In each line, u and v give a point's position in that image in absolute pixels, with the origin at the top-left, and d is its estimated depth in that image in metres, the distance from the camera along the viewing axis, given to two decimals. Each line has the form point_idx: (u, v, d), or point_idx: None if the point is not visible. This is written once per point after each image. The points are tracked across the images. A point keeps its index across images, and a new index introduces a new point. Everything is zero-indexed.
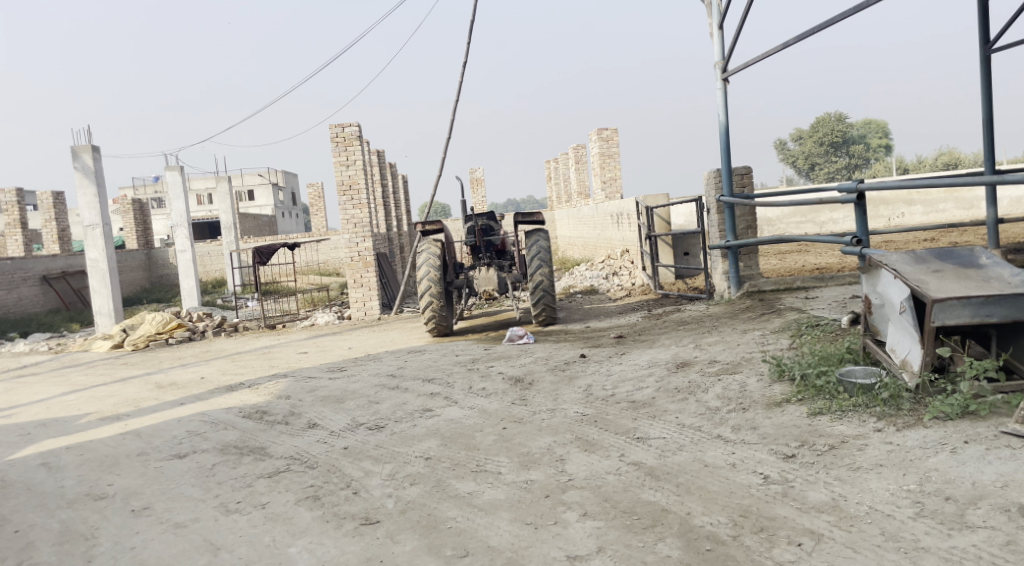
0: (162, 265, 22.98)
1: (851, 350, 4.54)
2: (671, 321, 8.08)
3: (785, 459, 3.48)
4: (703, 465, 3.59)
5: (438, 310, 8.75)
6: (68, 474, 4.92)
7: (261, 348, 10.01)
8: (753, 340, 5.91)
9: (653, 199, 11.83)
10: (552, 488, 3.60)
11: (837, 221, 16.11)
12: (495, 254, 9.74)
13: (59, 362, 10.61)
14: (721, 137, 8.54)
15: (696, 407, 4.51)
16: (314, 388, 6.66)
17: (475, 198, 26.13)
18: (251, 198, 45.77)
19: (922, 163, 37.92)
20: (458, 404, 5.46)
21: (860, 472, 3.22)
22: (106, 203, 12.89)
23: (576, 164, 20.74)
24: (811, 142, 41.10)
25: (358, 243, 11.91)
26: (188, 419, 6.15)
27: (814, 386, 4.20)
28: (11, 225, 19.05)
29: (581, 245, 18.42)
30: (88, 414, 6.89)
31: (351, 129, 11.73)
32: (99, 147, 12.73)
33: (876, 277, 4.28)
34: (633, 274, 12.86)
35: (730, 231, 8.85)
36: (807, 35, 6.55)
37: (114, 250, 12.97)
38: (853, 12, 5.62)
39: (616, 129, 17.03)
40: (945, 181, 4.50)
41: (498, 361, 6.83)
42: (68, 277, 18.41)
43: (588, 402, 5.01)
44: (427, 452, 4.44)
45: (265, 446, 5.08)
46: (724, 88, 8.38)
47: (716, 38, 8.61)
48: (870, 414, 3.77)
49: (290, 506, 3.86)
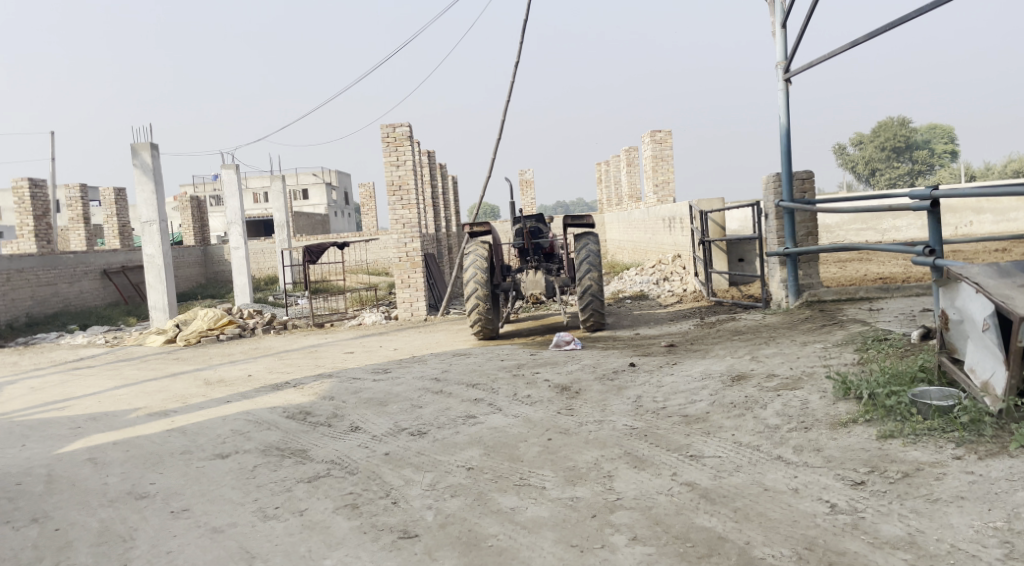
0: (217, 262, 23.41)
1: (924, 369, 4.25)
2: (725, 330, 7.79)
3: (853, 487, 3.22)
4: (763, 488, 3.35)
5: (484, 313, 8.61)
6: (112, 470, 4.91)
7: (308, 347, 10.02)
8: (813, 353, 5.62)
9: (706, 204, 11.51)
10: (599, 507, 3.41)
11: (899, 229, 15.50)
12: (543, 258, 9.55)
13: (113, 356, 10.81)
14: (782, 140, 8.21)
15: (754, 424, 4.26)
16: (358, 390, 6.58)
17: (525, 200, 26.01)
18: (305, 197, 46.48)
19: (989, 169, 36.54)
20: (503, 411, 5.30)
21: (939, 505, 2.95)
22: (163, 200, 13.11)
23: (628, 166, 20.41)
24: (872, 147, 40.08)
25: (407, 243, 11.85)
26: (233, 417, 6.12)
27: (883, 406, 3.93)
28: (75, 220, 19.60)
29: (631, 249, 18.12)
30: (137, 409, 6.94)
31: (402, 130, 11.70)
32: (158, 145, 12.94)
33: (955, 291, 3.98)
34: (685, 280, 12.54)
35: (789, 237, 8.52)
36: (871, 36, 6.23)
37: (170, 246, 13.19)
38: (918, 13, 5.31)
39: (669, 131, 16.67)
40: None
41: (544, 367, 6.66)
42: (127, 272, 18.86)
43: (639, 415, 4.80)
44: (469, 463, 4.28)
45: (306, 449, 5.00)
46: (786, 88, 8.06)
47: (779, 37, 8.28)
48: (947, 439, 3.50)
49: (328, 514, 3.75)
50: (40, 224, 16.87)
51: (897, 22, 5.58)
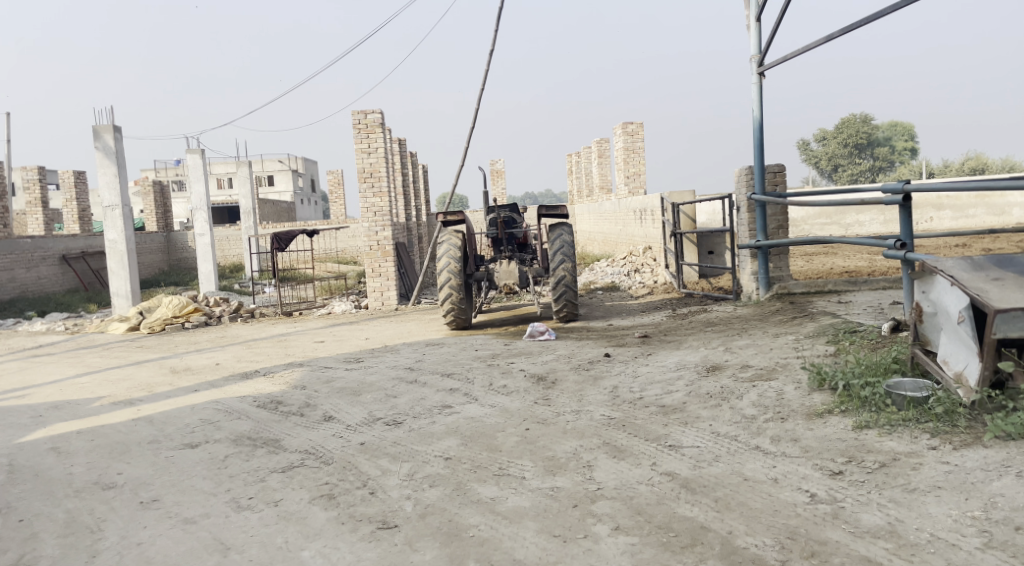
0: (180, 248, 22.96)
1: (897, 360, 4.31)
2: (698, 321, 7.85)
3: (831, 477, 3.26)
4: (743, 478, 3.37)
5: (457, 303, 8.55)
6: (77, 460, 4.78)
7: (277, 336, 9.88)
8: (786, 345, 5.69)
9: (678, 196, 11.57)
10: (580, 497, 3.40)
11: (863, 224, 15.78)
12: (516, 248, 9.53)
13: (74, 343, 10.54)
14: (755, 133, 8.27)
15: (731, 414, 4.28)
16: (330, 379, 6.49)
17: (494, 190, 25.93)
18: (270, 183, 45.84)
19: (947, 167, 37.36)
20: (479, 401, 5.27)
21: (917, 495, 3.00)
22: (126, 184, 12.78)
23: (599, 158, 20.45)
24: (835, 143, 40.69)
25: (378, 232, 11.72)
26: (202, 406, 6.00)
27: (858, 397, 3.98)
28: (32, 203, 19.05)
29: (601, 240, 18.18)
30: (100, 398, 6.76)
31: (373, 116, 11.55)
32: (121, 127, 12.59)
33: (929, 283, 4.04)
34: (656, 272, 12.62)
35: (761, 230, 8.58)
36: (838, 34, 6.30)
37: (133, 232, 12.88)
38: (886, 12, 5.37)
39: (640, 123, 16.71)
40: (1003, 182, 4.23)
41: (519, 357, 6.63)
42: (87, 258, 18.40)
43: (615, 405, 4.80)
44: (447, 452, 4.25)
45: (279, 439, 4.92)
46: (760, 82, 8.11)
47: (753, 30, 8.33)
48: (922, 430, 3.56)
49: (304, 504, 3.69)
50: None
51: (863, 21, 5.66)
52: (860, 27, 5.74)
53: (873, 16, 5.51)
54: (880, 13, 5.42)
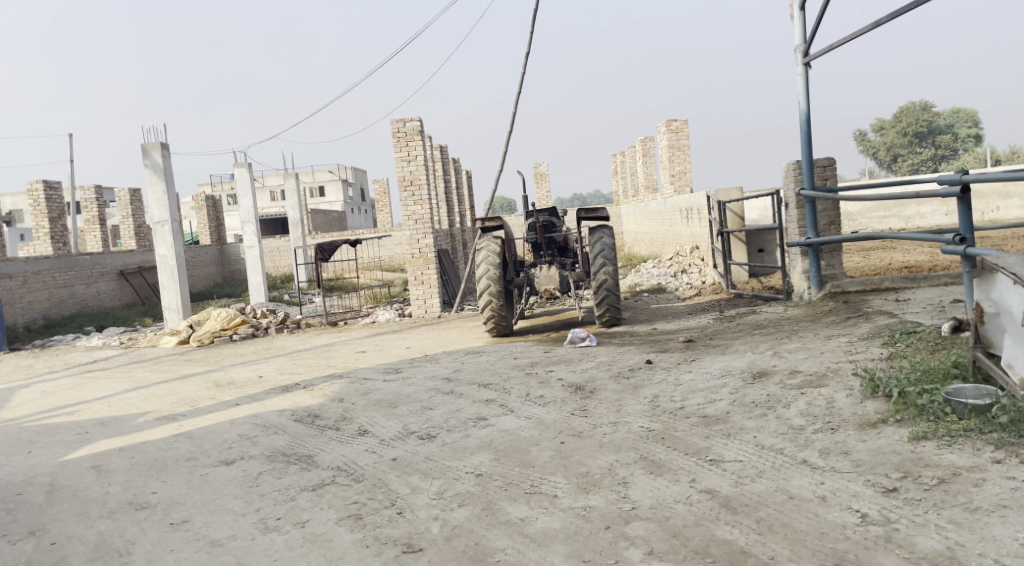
0: (233, 261, 23.42)
1: (958, 365, 4.01)
2: (746, 323, 7.56)
3: (883, 494, 3.01)
4: (788, 497, 3.14)
5: (498, 310, 8.43)
6: (115, 478, 4.80)
7: (321, 346, 9.90)
8: (838, 348, 5.40)
9: (724, 194, 11.24)
10: (613, 518, 3.22)
11: (923, 216, 15.13)
12: (557, 252, 9.36)
13: (127, 358, 10.75)
14: (802, 127, 7.95)
15: (777, 425, 4.04)
16: (368, 391, 6.42)
17: (540, 193, 25.79)
18: (322, 194, 46.59)
19: (1015, 153, 35.76)
20: (515, 413, 5.12)
21: (979, 514, 2.75)
22: (174, 200, 13.04)
23: (644, 157, 20.12)
24: (893, 133, 39.35)
25: (419, 239, 11.68)
26: (241, 421, 6.00)
27: (914, 405, 3.72)
28: (91, 221, 19.64)
29: (648, 241, 17.85)
30: (145, 413, 6.83)
31: (412, 124, 11.53)
32: (168, 145, 12.89)
33: (990, 282, 3.76)
34: (704, 272, 12.29)
35: (811, 227, 8.25)
36: (887, 19, 5.94)
37: (182, 247, 13.12)
38: None
39: (685, 120, 16.35)
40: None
41: (558, 365, 6.46)
42: (143, 273, 18.88)
43: (655, 416, 4.60)
44: (479, 468, 4.11)
45: (312, 454, 4.86)
46: (805, 73, 7.79)
47: (797, 20, 8.01)
48: (985, 441, 3.29)
49: (330, 525, 3.60)
50: (55, 226, 16.90)
51: (912, 4, 5.32)
52: (911, 11, 5.40)
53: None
54: None
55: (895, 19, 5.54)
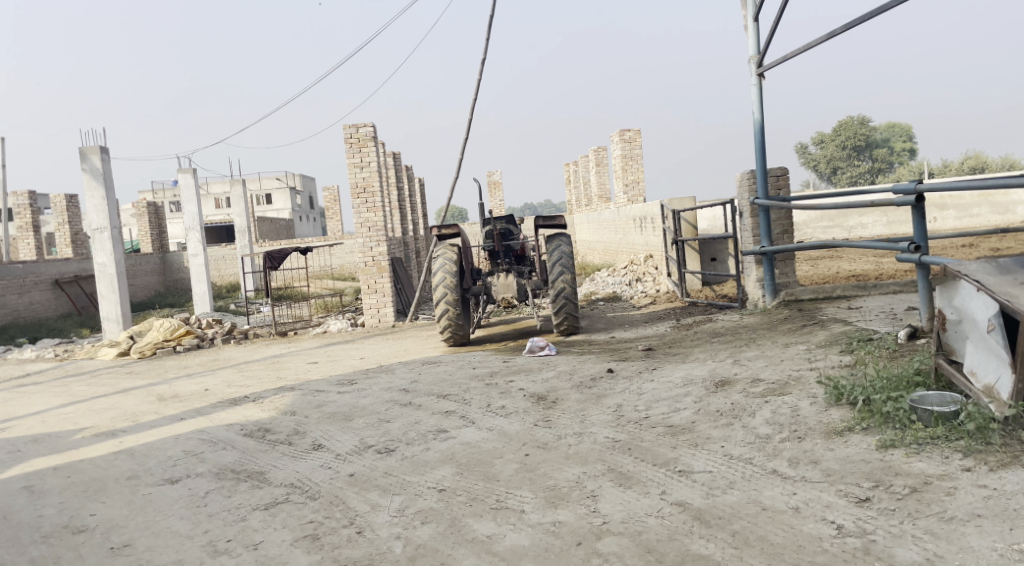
0: (176, 269, 22.71)
1: (920, 372, 4.02)
2: (704, 332, 7.56)
3: (857, 504, 2.98)
4: (761, 508, 3.08)
5: (455, 319, 8.28)
6: (50, 500, 4.50)
7: (270, 358, 9.60)
8: (797, 356, 5.41)
9: (678, 203, 11.31)
10: (584, 533, 3.12)
11: (866, 226, 15.51)
12: (514, 260, 9.26)
13: (62, 371, 10.26)
14: (757, 136, 8.03)
15: (744, 434, 4.00)
16: (321, 404, 6.20)
17: (492, 202, 25.71)
18: (268, 202, 45.68)
19: (946, 167, 37.11)
20: (476, 424, 4.98)
21: (955, 525, 2.74)
22: (114, 206, 12.53)
23: (597, 166, 20.20)
24: (833, 146, 40.44)
25: (373, 247, 11.45)
26: (187, 437, 5.72)
27: (880, 412, 3.71)
28: (23, 228, 18.81)
29: (601, 250, 17.92)
30: (82, 429, 6.47)
31: (365, 130, 11.32)
32: (108, 148, 12.41)
33: (953, 289, 3.78)
34: (658, 280, 12.35)
35: (765, 236, 8.32)
36: (840, 32, 6.03)
37: (123, 254, 12.63)
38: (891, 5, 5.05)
39: (638, 130, 16.46)
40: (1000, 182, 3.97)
41: (518, 375, 6.34)
42: (80, 282, 18.17)
43: (620, 426, 4.51)
44: (441, 483, 3.96)
45: (264, 471, 4.64)
46: (760, 83, 7.87)
47: (751, 31, 8.10)
48: (953, 449, 3.30)
49: (285, 547, 3.42)
50: None
51: (864, 17, 5.39)
52: (863, 23, 5.43)
53: (878, 10, 5.21)
54: (885, 7, 5.11)
55: (847, 30, 5.62)
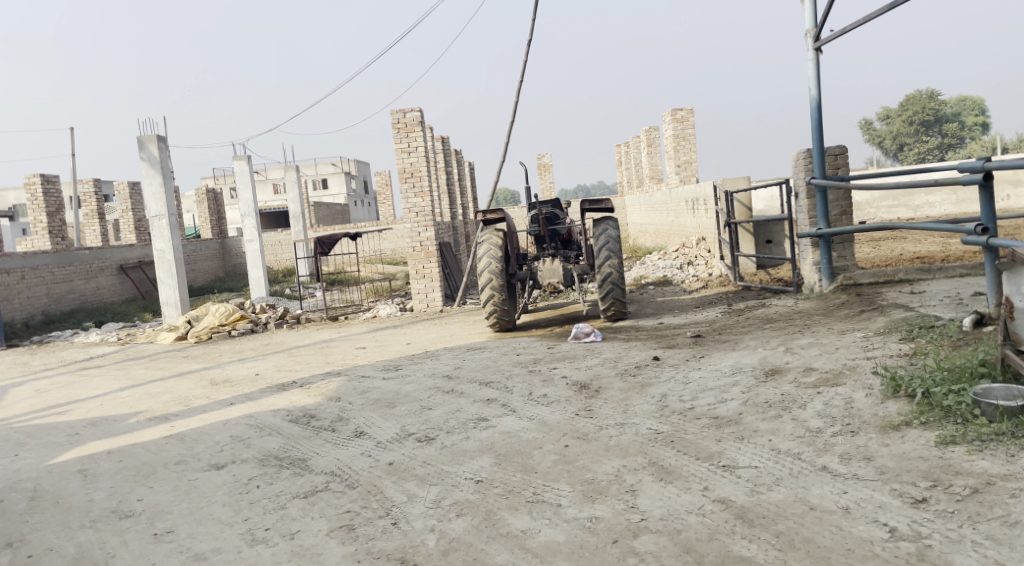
0: (234, 254, 23.23)
1: (985, 362, 3.78)
2: (756, 317, 7.32)
3: (912, 505, 2.81)
4: (809, 508, 2.93)
5: (500, 305, 8.21)
6: (101, 484, 4.61)
7: (320, 342, 9.70)
8: (853, 344, 5.17)
9: (731, 183, 10.98)
10: (620, 530, 3.02)
11: (932, 204, 14.86)
12: (561, 245, 9.13)
13: (124, 354, 10.57)
14: (813, 114, 7.70)
15: (793, 427, 3.83)
16: (366, 390, 6.21)
17: (543, 184, 25.54)
18: (325, 187, 46.36)
19: (1022, 141, 35.37)
20: (517, 413, 4.91)
21: (1020, 530, 2.55)
22: (171, 193, 12.80)
23: (649, 147, 19.83)
24: (900, 121, 38.97)
25: (421, 232, 11.46)
26: (234, 422, 5.79)
27: (941, 407, 3.51)
28: (89, 216, 19.45)
29: (653, 232, 17.62)
30: (138, 413, 6.63)
31: (413, 115, 11.30)
32: (164, 137, 12.66)
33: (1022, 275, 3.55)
34: (710, 264, 12.06)
35: (822, 218, 8.00)
36: (902, 2, 5.70)
37: (180, 241, 12.93)
38: None
39: (691, 109, 16.06)
40: None
41: (562, 362, 6.25)
42: (143, 267, 18.72)
43: (664, 417, 4.38)
44: (478, 474, 3.91)
45: (306, 458, 4.65)
46: (817, 59, 7.53)
47: (808, 3, 7.75)
48: (1020, 447, 3.08)
49: (321, 537, 3.41)
50: (54, 220, 16.70)
51: None
52: None
53: None
54: None
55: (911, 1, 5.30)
